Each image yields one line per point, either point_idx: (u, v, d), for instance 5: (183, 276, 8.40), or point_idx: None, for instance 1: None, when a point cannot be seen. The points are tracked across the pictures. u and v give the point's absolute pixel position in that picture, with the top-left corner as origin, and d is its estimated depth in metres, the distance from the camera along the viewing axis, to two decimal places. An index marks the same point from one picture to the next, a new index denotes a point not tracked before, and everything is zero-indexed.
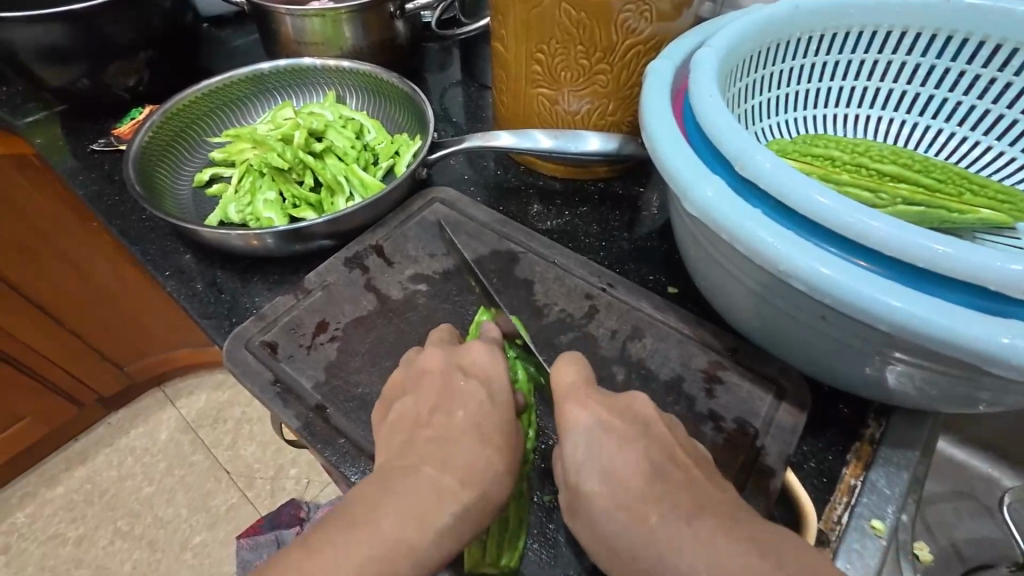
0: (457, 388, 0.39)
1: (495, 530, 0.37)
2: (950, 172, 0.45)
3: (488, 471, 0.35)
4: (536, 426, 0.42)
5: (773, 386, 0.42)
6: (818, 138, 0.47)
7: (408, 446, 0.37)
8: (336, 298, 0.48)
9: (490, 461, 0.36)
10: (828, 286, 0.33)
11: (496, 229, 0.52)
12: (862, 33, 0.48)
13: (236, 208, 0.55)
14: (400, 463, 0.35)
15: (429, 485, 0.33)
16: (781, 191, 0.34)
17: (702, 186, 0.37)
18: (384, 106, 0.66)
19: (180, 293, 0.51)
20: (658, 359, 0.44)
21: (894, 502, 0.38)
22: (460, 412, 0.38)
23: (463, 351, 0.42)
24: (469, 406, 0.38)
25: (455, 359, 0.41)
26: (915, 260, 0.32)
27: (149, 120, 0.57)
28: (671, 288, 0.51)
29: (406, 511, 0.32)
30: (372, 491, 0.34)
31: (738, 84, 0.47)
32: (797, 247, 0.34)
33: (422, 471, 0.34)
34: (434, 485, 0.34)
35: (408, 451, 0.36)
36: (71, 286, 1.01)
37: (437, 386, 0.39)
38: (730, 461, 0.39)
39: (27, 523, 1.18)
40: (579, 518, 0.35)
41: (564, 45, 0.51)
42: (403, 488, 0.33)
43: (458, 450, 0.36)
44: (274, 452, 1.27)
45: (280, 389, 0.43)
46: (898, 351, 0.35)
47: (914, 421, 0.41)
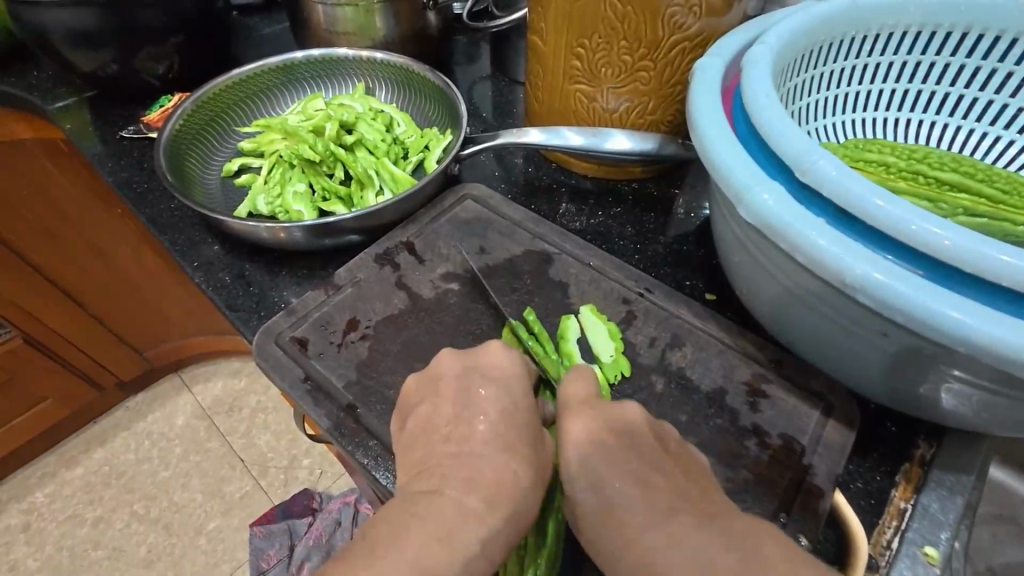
0: (479, 396, 0.38)
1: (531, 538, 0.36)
2: (1015, 182, 0.42)
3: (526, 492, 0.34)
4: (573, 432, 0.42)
5: (820, 402, 0.40)
6: (873, 142, 0.45)
7: (429, 463, 0.35)
8: (366, 295, 0.47)
9: (530, 481, 0.35)
10: (891, 299, 0.31)
11: (530, 228, 0.51)
12: (920, 33, 0.46)
13: (265, 200, 0.55)
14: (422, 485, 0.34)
15: (455, 504, 0.32)
16: (843, 197, 0.33)
17: (756, 190, 0.35)
18: (414, 99, 0.65)
19: (208, 285, 0.50)
20: (699, 369, 0.42)
21: (948, 529, 0.36)
22: (481, 421, 0.37)
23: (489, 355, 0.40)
24: (491, 414, 0.37)
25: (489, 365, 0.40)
26: (991, 275, 0.29)
27: (181, 107, 0.57)
28: (708, 294, 0.49)
29: (430, 537, 0.31)
30: (404, 507, 0.32)
31: (790, 83, 0.45)
32: (859, 256, 0.32)
33: (444, 492, 0.33)
34: (455, 507, 0.32)
35: (431, 469, 0.35)
36: (93, 270, 1.02)
37: (456, 394, 0.38)
38: (775, 478, 0.37)
39: (47, 502, 1.20)
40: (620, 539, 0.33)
41: (607, 40, 0.49)
42: (431, 505, 0.32)
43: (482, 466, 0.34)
44: (288, 442, 1.28)
45: (311, 387, 0.42)
46: (959, 371, 0.33)
47: (967, 443, 0.39)
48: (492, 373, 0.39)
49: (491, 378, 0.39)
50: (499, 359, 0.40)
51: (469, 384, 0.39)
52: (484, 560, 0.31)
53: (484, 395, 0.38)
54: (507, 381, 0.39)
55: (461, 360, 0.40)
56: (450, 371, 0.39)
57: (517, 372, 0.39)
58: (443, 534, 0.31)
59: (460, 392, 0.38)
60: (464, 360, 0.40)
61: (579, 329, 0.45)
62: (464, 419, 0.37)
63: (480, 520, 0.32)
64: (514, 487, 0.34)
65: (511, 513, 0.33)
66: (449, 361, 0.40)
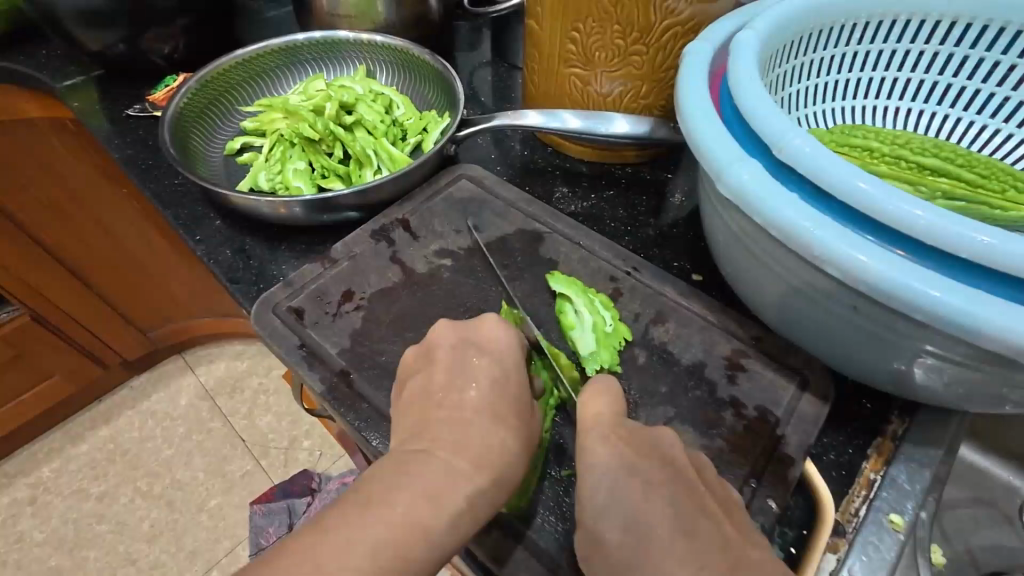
0: (472, 366, 0.39)
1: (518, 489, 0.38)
2: (994, 167, 0.43)
3: (508, 456, 0.35)
4: (552, 420, 0.42)
5: (796, 377, 0.42)
6: (857, 128, 0.46)
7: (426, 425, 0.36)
8: (362, 268, 0.48)
9: (512, 446, 0.36)
10: (863, 274, 0.32)
11: (522, 208, 0.52)
12: (908, 22, 0.47)
13: (266, 176, 0.56)
14: (410, 448, 0.35)
15: (444, 465, 0.34)
16: (821, 176, 0.34)
17: (736, 169, 0.36)
18: (413, 82, 0.66)
19: (210, 257, 0.52)
20: (681, 344, 0.44)
21: (914, 498, 0.37)
22: (472, 390, 0.38)
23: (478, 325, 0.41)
24: (482, 381, 0.38)
25: (472, 333, 0.41)
26: (958, 250, 0.31)
27: (185, 86, 0.58)
28: (695, 275, 0.50)
29: (416, 493, 0.32)
30: (392, 466, 0.34)
31: (779, 69, 0.46)
32: (833, 232, 0.33)
33: (428, 455, 0.34)
34: (444, 469, 0.33)
35: (424, 432, 0.36)
36: (103, 250, 1.04)
37: (452, 362, 0.39)
38: (750, 447, 0.39)
39: (53, 477, 1.23)
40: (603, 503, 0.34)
41: (601, 24, 0.50)
42: (418, 467, 0.33)
43: (469, 432, 0.35)
44: (289, 423, 1.30)
45: (306, 353, 0.43)
46: (929, 345, 0.34)
47: (939, 420, 0.40)
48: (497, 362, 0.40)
49: (486, 352, 0.40)
50: (492, 332, 0.41)
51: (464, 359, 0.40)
52: (469, 518, 0.33)
53: (478, 364, 0.39)
54: (502, 359, 0.40)
55: (456, 330, 0.41)
56: (446, 342, 0.40)
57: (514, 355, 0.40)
58: (428, 493, 0.32)
59: (456, 359, 0.39)
60: (460, 330, 0.41)
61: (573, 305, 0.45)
62: (454, 394, 0.38)
63: (473, 480, 0.33)
64: (509, 454, 0.35)
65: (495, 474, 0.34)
66: (445, 331, 0.41)
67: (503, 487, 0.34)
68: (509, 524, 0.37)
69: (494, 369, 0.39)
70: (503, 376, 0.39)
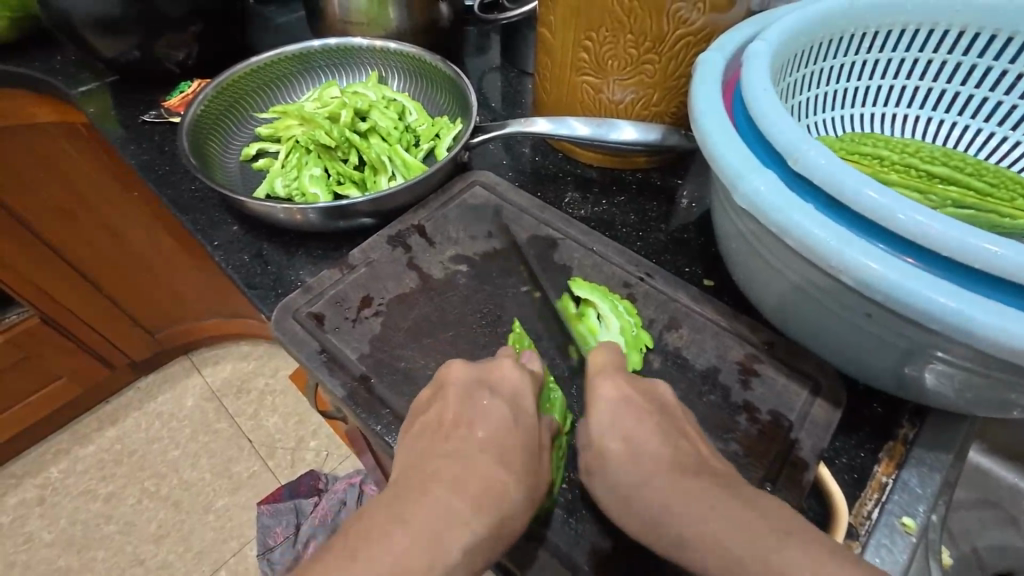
0: (483, 406, 0.40)
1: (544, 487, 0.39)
2: (1003, 176, 0.44)
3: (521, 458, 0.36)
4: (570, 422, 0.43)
5: (808, 381, 0.42)
6: (867, 136, 0.47)
7: None
8: (379, 274, 0.49)
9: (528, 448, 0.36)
10: (877, 282, 0.33)
11: (536, 214, 0.53)
12: (918, 31, 0.48)
13: (282, 182, 0.57)
14: None
15: None
16: (835, 186, 0.34)
17: (752, 180, 0.37)
18: (425, 87, 0.67)
19: (228, 262, 0.53)
20: (694, 349, 0.44)
21: (925, 502, 0.38)
22: (481, 431, 0.39)
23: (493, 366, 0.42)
24: (491, 426, 0.39)
25: (484, 373, 0.41)
26: (971, 260, 0.31)
27: (202, 92, 0.59)
28: (706, 280, 0.51)
29: None
30: None
31: (790, 78, 0.47)
32: (847, 241, 0.34)
33: None
34: None
35: None
36: (112, 251, 1.05)
37: (463, 400, 0.40)
38: (763, 451, 0.39)
39: (61, 477, 1.24)
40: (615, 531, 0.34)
41: (614, 33, 0.51)
42: None
43: None
44: (295, 424, 1.31)
45: (326, 358, 0.44)
46: (941, 352, 0.35)
47: (949, 423, 0.41)
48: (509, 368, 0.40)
49: (499, 394, 0.41)
50: (507, 374, 0.41)
51: (476, 397, 0.40)
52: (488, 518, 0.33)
53: (487, 405, 0.40)
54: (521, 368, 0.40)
55: (470, 370, 0.41)
56: (458, 380, 0.41)
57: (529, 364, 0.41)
58: None
59: (466, 399, 0.40)
60: (474, 371, 0.41)
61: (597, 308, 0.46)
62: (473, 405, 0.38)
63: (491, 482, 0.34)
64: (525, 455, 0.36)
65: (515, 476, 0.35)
66: (458, 369, 0.41)
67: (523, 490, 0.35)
68: (528, 526, 0.38)
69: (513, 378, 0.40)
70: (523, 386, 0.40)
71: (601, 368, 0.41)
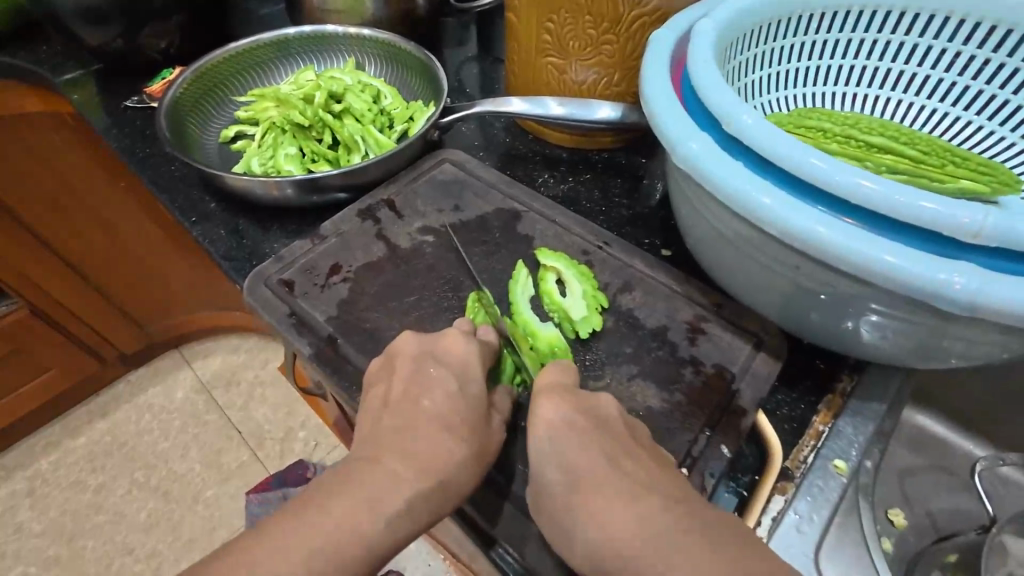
0: (428, 377, 0.40)
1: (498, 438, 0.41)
2: (935, 145, 0.47)
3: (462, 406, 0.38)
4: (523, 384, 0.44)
5: (752, 338, 0.45)
6: (811, 111, 0.49)
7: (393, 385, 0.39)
8: (349, 244, 0.51)
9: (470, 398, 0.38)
10: (798, 231, 0.36)
11: (502, 189, 0.55)
12: (861, 12, 0.50)
13: (259, 162, 0.59)
14: None
15: None
16: (761, 146, 0.37)
17: (688, 142, 0.40)
18: (400, 73, 0.69)
19: (205, 237, 0.55)
20: (646, 311, 0.47)
21: (858, 447, 0.40)
22: (425, 399, 0.39)
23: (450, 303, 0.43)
24: (436, 395, 0.39)
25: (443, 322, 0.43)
26: (880, 208, 0.34)
27: (181, 76, 0.61)
28: (664, 250, 0.53)
29: None
30: None
31: (738, 57, 0.49)
32: (772, 195, 0.37)
33: None
34: None
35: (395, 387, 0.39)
36: (99, 242, 1.06)
37: (410, 375, 0.40)
38: (707, 401, 0.41)
39: (51, 469, 1.25)
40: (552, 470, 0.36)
41: (573, 15, 0.53)
42: None
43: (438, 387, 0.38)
44: (285, 414, 1.33)
45: (295, 321, 0.46)
46: (874, 302, 0.37)
47: (885, 377, 0.44)
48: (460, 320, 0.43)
49: (444, 363, 0.41)
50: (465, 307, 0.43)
51: (422, 368, 0.41)
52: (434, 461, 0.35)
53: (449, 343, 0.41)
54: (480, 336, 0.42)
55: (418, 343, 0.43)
56: (406, 353, 0.42)
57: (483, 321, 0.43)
58: None
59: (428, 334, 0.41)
60: (425, 343, 0.42)
61: (558, 276, 0.49)
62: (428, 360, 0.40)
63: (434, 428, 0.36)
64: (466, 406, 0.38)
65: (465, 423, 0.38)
66: (409, 340, 0.43)
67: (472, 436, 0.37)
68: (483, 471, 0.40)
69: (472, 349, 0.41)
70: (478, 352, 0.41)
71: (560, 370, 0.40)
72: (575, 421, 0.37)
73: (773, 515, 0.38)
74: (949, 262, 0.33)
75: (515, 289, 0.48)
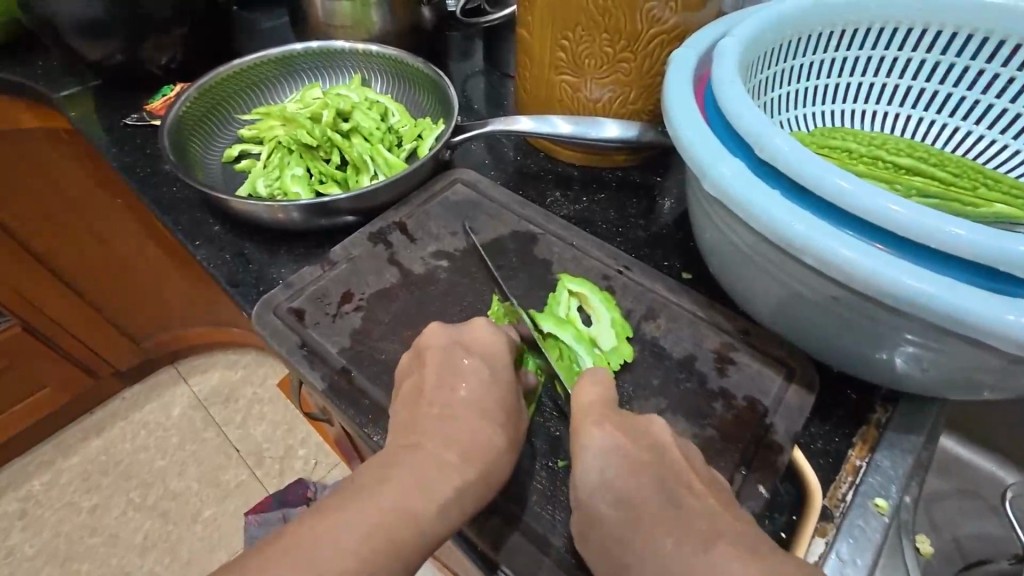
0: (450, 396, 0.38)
1: (520, 475, 0.40)
2: (965, 166, 0.45)
3: (486, 445, 0.36)
4: (534, 418, 0.42)
5: (783, 368, 0.43)
6: (835, 131, 0.48)
7: (413, 422, 0.37)
8: (360, 270, 0.49)
9: (492, 437, 0.36)
10: (840, 262, 0.34)
11: (516, 210, 0.54)
12: (883, 29, 0.49)
13: (264, 183, 0.57)
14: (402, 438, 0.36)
15: (434, 456, 0.35)
16: (797, 172, 0.35)
17: (719, 167, 0.38)
18: (408, 90, 0.68)
19: (210, 261, 0.53)
20: (671, 339, 0.45)
21: (898, 483, 0.39)
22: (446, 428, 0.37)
23: (470, 333, 0.42)
24: (468, 399, 0.38)
25: (466, 344, 0.41)
26: (928, 240, 0.32)
27: (184, 94, 0.59)
28: (684, 273, 0.52)
29: (407, 486, 0.33)
30: (379, 462, 0.34)
31: (760, 75, 0.48)
32: (811, 224, 0.35)
33: (424, 448, 0.35)
34: (437, 460, 0.34)
35: (414, 426, 0.37)
36: (95, 257, 1.04)
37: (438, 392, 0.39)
38: (739, 435, 0.40)
39: (44, 490, 1.22)
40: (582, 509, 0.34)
41: (590, 32, 0.52)
42: (412, 460, 0.35)
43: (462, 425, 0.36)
44: (284, 432, 1.30)
45: (307, 352, 0.44)
46: (909, 333, 0.36)
47: (919, 408, 0.42)
48: (482, 350, 0.41)
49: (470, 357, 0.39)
50: (484, 336, 0.41)
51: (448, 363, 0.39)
52: (459, 506, 0.33)
53: (472, 373, 0.39)
54: (501, 361, 0.40)
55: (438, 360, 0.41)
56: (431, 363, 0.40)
57: (506, 351, 0.41)
58: (422, 482, 0.33)
59: (450, 366, 0.39)
60: (449, 335, 0.41)
61: (579, 301, 0.48)
62: (452, 393, 0.39)
63: (456, 471, 0.34)
64: (489, 445, 0.36)
65: (489, 457, 0.36)
66: (437, 336, 0.41)
67: (496, 470, 0.36)
68: (508, 512, 0.38)
69: (491, 376, 0.40)
70: (497, 380, 0.40)
71: (589, 401, 0.38)
72: (608, 459, 0.35)
73: (815, 558, 0.36)
74: (1000, 297, 0.32)
75: (553, 308, 0.47)
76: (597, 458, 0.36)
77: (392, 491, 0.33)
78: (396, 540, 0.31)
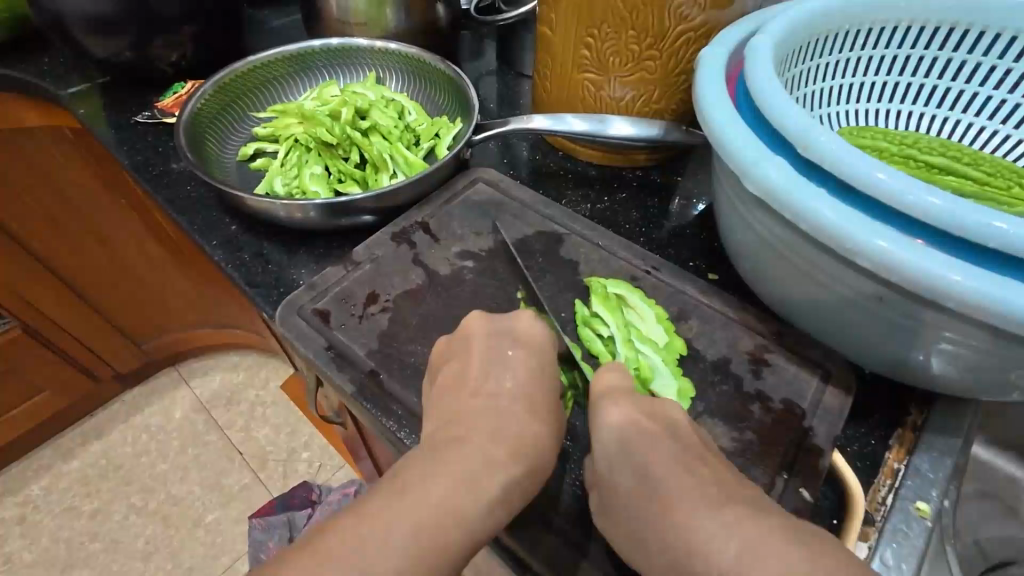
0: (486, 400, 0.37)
1: (556, 481, 0.39)
2: (998, 165, 0.45)
3: (525, 451, 0.35)
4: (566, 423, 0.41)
5: (818, 370, 0.43)
6: (865, 130, 0.48)
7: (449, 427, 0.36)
8: (384, 271, 0.48)
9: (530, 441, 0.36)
10: (892, 261, 0.33)
11: (540, 210, 0.53)
12: (910, 28, 0.49)
13: (282, 181, 0.57)
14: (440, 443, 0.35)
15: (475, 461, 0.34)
16: (844, 170, 0.34)
17: (761, 165, 0.37)
18: (424, 88, 0.67)
19: (228, 262, 0.52)
20: (704, 340, 0.44)
21: (938, 486, 0.38)
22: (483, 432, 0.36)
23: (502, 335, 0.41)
24: (504, 399, 0.38)
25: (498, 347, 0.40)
26: (983, 239, 0.31)
27: (199, 91, 0.58)
28: (710, 273, 0.51)
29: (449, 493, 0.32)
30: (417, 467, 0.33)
31: (790, 73, 0.48)
32: (859, 223, 0.34)
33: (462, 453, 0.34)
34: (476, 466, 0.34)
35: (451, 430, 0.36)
36: (96, 257, 1.02)
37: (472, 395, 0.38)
38: (778, 439, 0.39)
39: (42, 495, 1.20)
40: (626, 516, 0.34)
41: (616, 29, 0.51)
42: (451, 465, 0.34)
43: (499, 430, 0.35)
44: (288, 435, 1.28)
45: (334, 354, 0.43)
46: (954, 333, 0.35)
47: (955, 410, 0.41)
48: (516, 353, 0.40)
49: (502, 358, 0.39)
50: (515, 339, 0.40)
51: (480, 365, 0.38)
52: (501, 513, 0.33)
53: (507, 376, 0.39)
54: (535, 357, 0.39)
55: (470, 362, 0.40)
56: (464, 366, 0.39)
57: (539, 353, 0.40)
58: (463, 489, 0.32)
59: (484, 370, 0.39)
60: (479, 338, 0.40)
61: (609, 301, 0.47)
62: (488, 398, 0.38)
63: (497, 477, 0.33)
64: (528, 451, 0.35)
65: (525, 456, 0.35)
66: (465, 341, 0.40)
67: (532, 470, 0.35)
68: (546, 518, 0.37)
69: (521, 375, 0.39)
70: (528, 380, 0.39)
71: (626, 404, 0.37)
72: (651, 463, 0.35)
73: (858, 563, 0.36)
74: None
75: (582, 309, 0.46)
76: (640, 461, 0.35)
77: (434, 499, 0.32)
78: (438, 549, 0.30)
